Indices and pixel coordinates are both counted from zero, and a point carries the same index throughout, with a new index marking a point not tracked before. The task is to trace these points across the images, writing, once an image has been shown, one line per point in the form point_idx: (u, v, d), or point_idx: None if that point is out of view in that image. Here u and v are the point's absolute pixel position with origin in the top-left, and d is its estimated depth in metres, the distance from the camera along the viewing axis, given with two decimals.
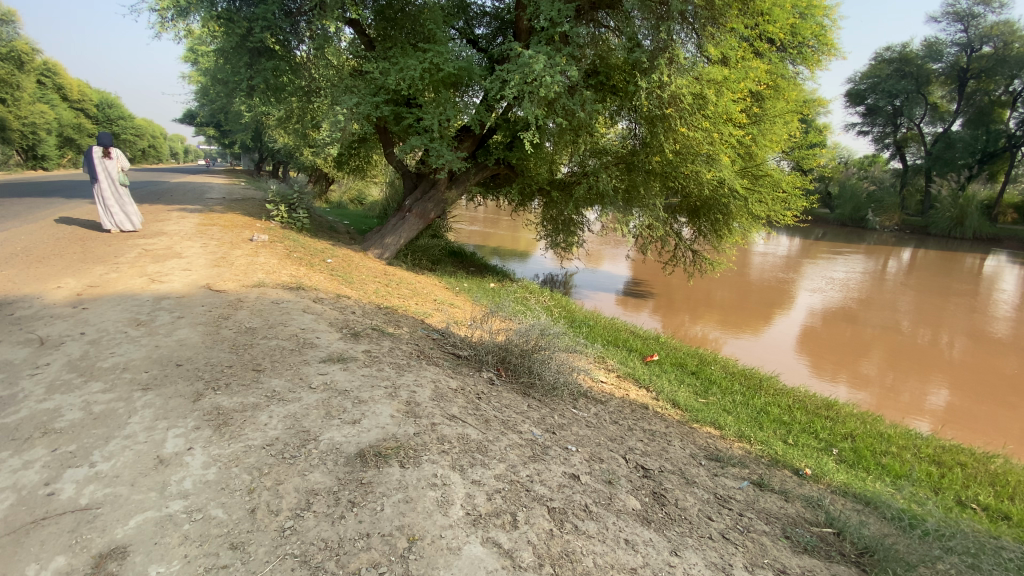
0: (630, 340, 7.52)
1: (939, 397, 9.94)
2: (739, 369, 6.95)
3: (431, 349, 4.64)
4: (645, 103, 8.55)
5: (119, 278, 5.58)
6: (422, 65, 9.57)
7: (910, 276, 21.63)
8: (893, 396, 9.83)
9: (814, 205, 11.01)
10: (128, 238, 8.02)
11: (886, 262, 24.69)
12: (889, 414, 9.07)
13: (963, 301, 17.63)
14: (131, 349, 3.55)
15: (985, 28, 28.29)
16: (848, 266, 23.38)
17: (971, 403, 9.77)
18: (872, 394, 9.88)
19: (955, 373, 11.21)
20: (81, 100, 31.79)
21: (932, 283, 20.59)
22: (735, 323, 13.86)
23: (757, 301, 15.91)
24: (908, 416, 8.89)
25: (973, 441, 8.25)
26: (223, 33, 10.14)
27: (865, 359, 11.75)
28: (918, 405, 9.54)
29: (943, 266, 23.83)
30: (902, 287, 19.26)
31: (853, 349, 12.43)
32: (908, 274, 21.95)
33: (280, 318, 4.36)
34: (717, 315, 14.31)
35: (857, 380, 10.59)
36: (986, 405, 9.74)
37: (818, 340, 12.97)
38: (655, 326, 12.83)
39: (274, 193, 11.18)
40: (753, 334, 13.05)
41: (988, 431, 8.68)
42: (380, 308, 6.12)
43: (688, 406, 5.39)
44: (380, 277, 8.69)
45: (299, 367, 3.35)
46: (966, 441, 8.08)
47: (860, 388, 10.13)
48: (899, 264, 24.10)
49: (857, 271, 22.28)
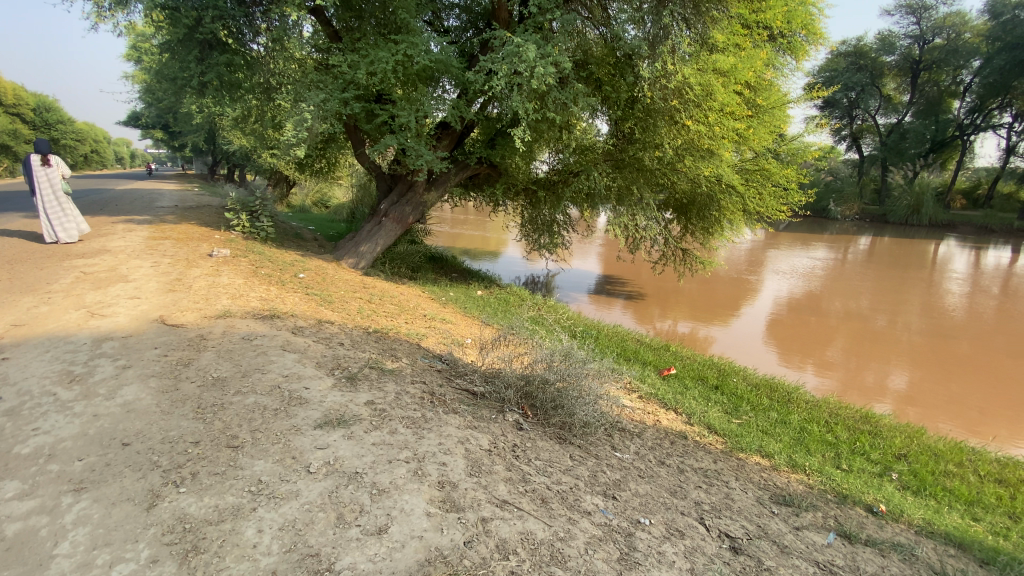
0: (641, 352, 6.91)
1: (901, 378, 9.89)
2: (761, 380, 6.46)
3: (441, 388, 3.87)
4: (647, 95, 8.03)
5: (51, 313, 4.59)
6: (395, 57, 8.70)
7: (869, 263, 21.97)
8: (856, 380, 9.70)
9: (811, 201, 10.56)
10: (64, 258, 6.91)
11: (846, 250, 25.25)
12: (855, 397, 8.91)
13: (922, 285, 18.03)
14: (59, 423, 2.67)
15: (937, 19, 29.22)
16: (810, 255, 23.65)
17: (930, 383, 9.71)
18: (836, 380, 9.71)
19: (915, 354, 11.19)
20: (16, 104, 29.27)
21: (891, 269, 20.91)
22: (705, 315, 13.62)
23: (725, 293, 15.76)
24: (871, 400, 8.72)
25: (935, 423, 8.09)
26: (168, 25, 9.19)
27: (829, 346, 11.65)
28: (882, 387, 9.45)
29: (898, 253, 24.44)
30: (862, 275, 19.47)
31: (819, 336, 12.31)
32: (867, 261, 22.38)
33: (256, 362, 3.51)
34: (687, 309, 14.02)
35: (823, 365, 10.46)
36: (948, 383, 9.72)
37: (784, 327, 12.85)
38: (628, 322, 12.39)
39: (233, 200, 10.13)
40: (721, 324, 12.89)
41: (949, 410, 8.56)
42: (369, 333, 5.31)
43: (726, 431, 4.84)
44: (359, 291, 7.83)
45: (288, 439, 2.54)
46: (928, 424, 7.92)
47: (827, 373, 9.99)
48: (857, 252, 24.67)
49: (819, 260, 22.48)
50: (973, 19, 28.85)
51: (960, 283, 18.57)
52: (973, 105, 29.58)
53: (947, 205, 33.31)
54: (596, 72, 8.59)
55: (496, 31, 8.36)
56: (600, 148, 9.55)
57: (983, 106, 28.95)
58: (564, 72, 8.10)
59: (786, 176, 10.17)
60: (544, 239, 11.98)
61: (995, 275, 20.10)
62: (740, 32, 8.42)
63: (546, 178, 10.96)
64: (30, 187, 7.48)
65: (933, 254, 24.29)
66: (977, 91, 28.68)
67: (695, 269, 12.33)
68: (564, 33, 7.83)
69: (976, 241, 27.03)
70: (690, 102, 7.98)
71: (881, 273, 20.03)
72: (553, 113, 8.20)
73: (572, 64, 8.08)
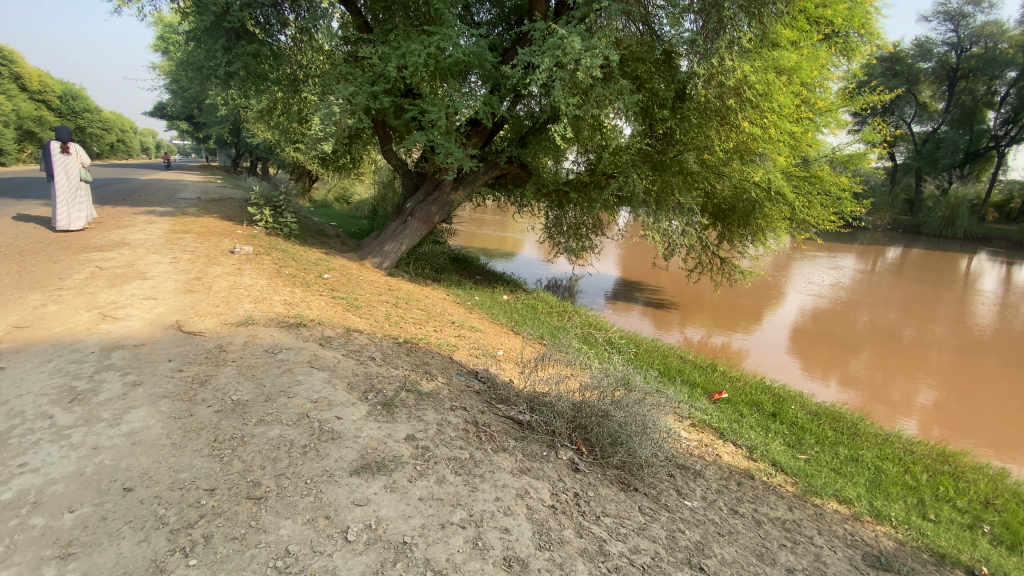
0: (686, 371, 6.39)
1: (930, 394, 9.28)
2: (820, 408, 5.91)
3: (485, 416, 3.42)
4: (702, 93, 7.47)
5: (61, 314, 4.27)
6: (426, 49, 8.27)
7: (898, 275, 21.08)
8: (882, 396, 9.12)
9: (864, 210, 9.89)
10: (82, 251, 6.64)
11: (872, 260, 24.33)
12: (878, 412, 8.38)
13: (951, 299, 17.26)
14: (52, 458, 2.30)
15: (976, 27, 27.87)
16: (836, 265, 22.78)
17: (963, 401, 9.07)
18: (861, 393, 9.14)
19: (945, 370, 10.52)
20: (42, 91, 29.53)
21: (921, 282, 20.01)
22: (726, 322, 13.05)
23: (747, 300, 15.14)
24: (897, 416, 8.15)
25: (965, 442, 7.51)
26: (195, 13, 8.93)
27: (854, 358, 11.04)
28: (907, 403, 8.87)
29: (928, 265, 23.47)
30: (891, 288, 18.60)
31: (844, 347, 11.68)
32: (894, 273, 21.51)
33: (281, 383, 3.10)
34: (708, 316, 13.45)
35: (844, 377, 9.93)
36: (974, 400, 9.14)
37: (808, 337, 12.25)
38: (646, 327, 11.89)
39: (256, 194, 9.82)
40: (742, 332, 12.33)
41: (980, 430, 7.95)
42: (400, 343, 4.89)
43: (795, 470, 4.35)
44: (385, 294, 7.44)
45: (320, 489, 2.12)
46: (959, 445, 7.33)
47: (848, 386, 9.46)
48: (884, 263, 23.78)
49: (846, 270, 21.64)
50: (1013, 27, 27.46)
51: (992, 298, 17.77)
52: (1006, 116, 28.44)
53: (983, 218, 32.10)
54: (636, 69, 8.10)
55: (535, 23, 7.96)
56: (635, 147, 9.05)
57: (1017, 118, 27.56)
58: (609, 67, 7.66)
59: (837, 184, 9.52)
60: (573, 243, 11.49)
61: None
62: (800, 27, 7.85)
63: (577, 178, 10.45)
64: (48, 174, 7.34)
65: (962, 267, 23.31)
66: (1013, 103, 27.42)
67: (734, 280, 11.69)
68: (609, 25, 7.37)
69: (1013, 255, 25.96)
70: (748, 102, 7.44)
71: (910, 285, 19.19)
72: (596, 109, 7.70)
73: (617, 57, 7.57)
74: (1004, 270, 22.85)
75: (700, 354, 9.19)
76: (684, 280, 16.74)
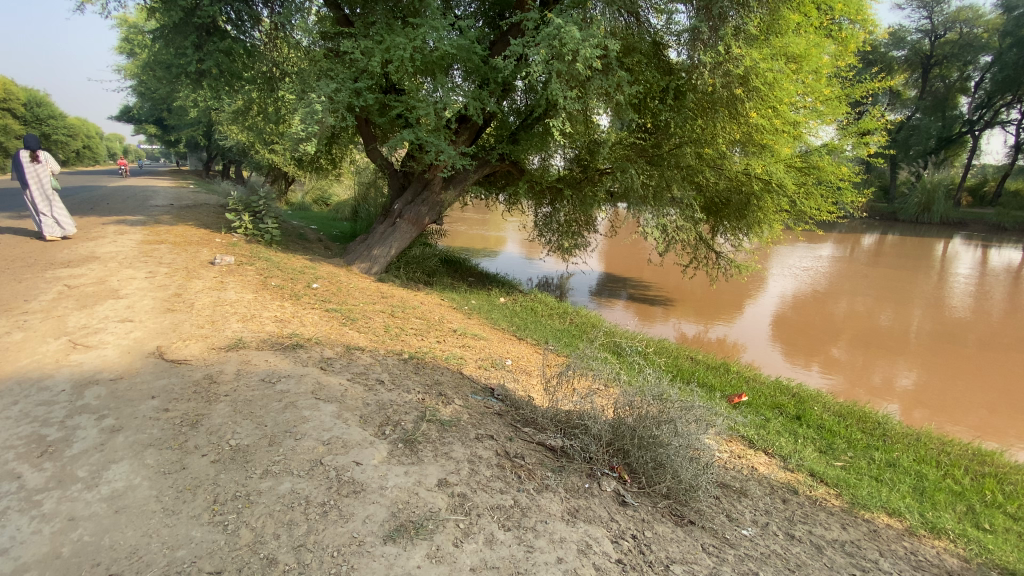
0: (702, 373, 6.11)
1: (908, 377, 9.29)
2: (843, 407, 5.70)
3: (517, 445, 3.08)
4: (707, 84, 7.22)
5: (25, 343, 3.77)
6: (413, 43, 7.85)
7: (875, 261, 21.32)
8: (863, 380, 9.09)
9: (867, 200, 9.71)
10: (48, 268, 6.08)
11: (850, 247, 24.63)
12: (860, 397, 8.33)
13: (927, 283, 17.54)
14: (19, 537, 1.90)
15: (950, 14, 28.35)
16: (816, 253, 22.94)
17: (941, 382, 9.09)
18: (842, 379, 9.10)
19: (924, 353, 10.56)
20: (5, 97, 28.17)
21: (899, 267, 20.24)
22: (709, 312, 12.95)
23: (730, 289, 15.07)
24: (878, 400, 8.12)
25: (945, 423, 7.48)
26: (162, 9, 8.35)
27: (834, 344, 11.02)
28: (888, 387, 8.85)
29: (903, 251, 23.83)
30: (869, 274, 18.76)
31: (825, 333, 11.66)
32: (872, 259, 21.74)
33: (285, 421, 2.68)
34: (692, 306, 13.32)
35: (828, 364, 9.83)
36: (954, 382, 9.15)
37: (790, 325, 12.20)
38: (630, 320, 11.70)
39: (234, 199, 9.28)
40: (725, 322, 12.24)
41: (958, 411, 7.95)
42: (408, 361, 4.50)
43: (836, 481, 4.13)
44: (379, 302, 7.02)
45: (351, 567, 1.77)
46: (940, 428, 7.29)
47: (830, 373, 9.38)
48: (860, 250, 24.06)
49: (825, 258, 21.80)
50: (986, 13, 27.92)
51: (968, 280, 18.14)
52: (980, 101, 29.03)
53: (957, 203, 32.77)
54: (636, 60, 7.76)
55: (527, 13, 7.59)
56: (630, 141, 8.77)
57: (990, 103, 28.32)
58: (608, 58, 7.29)
59: (839, 174, 9.34)
60: (567, 240, 11.17)
61: (1002, 274, 19.50)
62: (805, 13, 7.62)
63: (571, 173, 10.09)
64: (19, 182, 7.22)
65: (936, 252, 23.77)
66: (988, 88, 27.98)
67: (731, 273, 11.50)
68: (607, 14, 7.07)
69: (987, 239, 26.58)
70: (754, 91, 7.20)
71: (888, 271, 19.37)
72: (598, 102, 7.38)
73: (618, 47, 7.23)
74: (976, 254, 23.34)
75: (689, 347, 9.01)
76: (669, 271, 16.61)
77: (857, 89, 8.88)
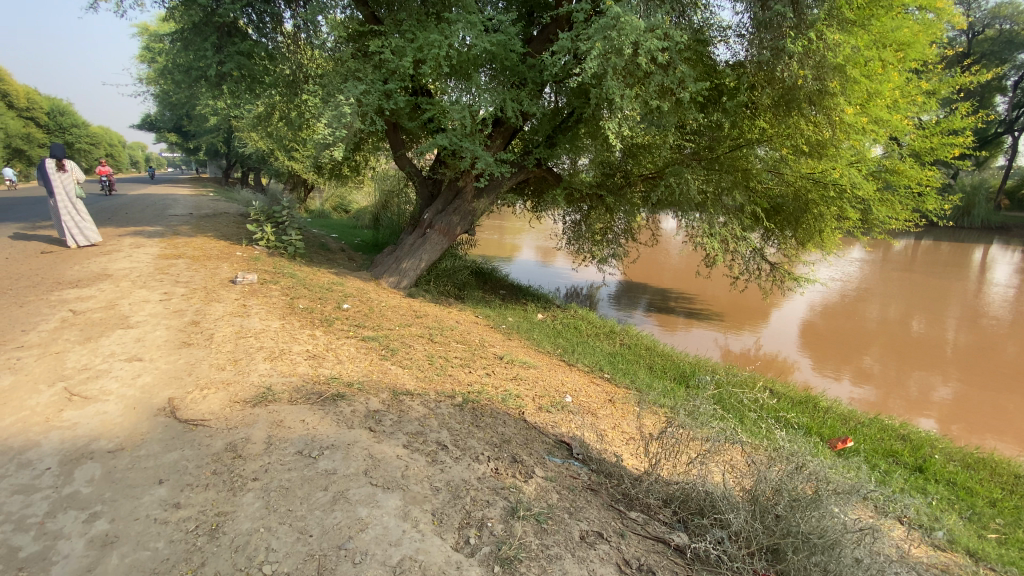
0: (789, 412, 5.27)
1: (946, 388, 8.37)
2: (964, 455, 4.82)
3: (633, 543, 2.33)
4: (794, 79, 6.44)
5: (11, 394, 3.11)
6: (448, 40, 7.13)
7: (911, 267, 20.01)
8: (897, 391, 8.23)
9: (954, 205, 8.71)
10: (54, 289, 5.49)
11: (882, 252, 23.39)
12: (892, 408, 7.49)
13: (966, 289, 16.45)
14: None
15: (989, 9, 26.73)
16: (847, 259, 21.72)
17: (985, 395, 8.15)
18: (873, 389, 8.24)
19: (965, 363, 9.58)
20: (30, 108, 28.39)
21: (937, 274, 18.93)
22: (737, 323, 12.11)
23: (757, 298, 14.19)
24: (912, 412, 7.27)
25: (990, 439, 6.59)
26: (179, 10, 7.79)
27: (866, 352, 10.11)
28: (924, 398, 7.96)
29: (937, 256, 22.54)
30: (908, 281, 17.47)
31: (856, 341, 10.76)
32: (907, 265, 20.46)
33: (336, 528, 1.97)
34: (720, 317, 12.49)
35: (859, 374, 8.94)
36: (999, 394, 8.19)
37: (818, 333, 11.32)
38: (654, 330, 10.95)
39: (256, 210, 8.73)
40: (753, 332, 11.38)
41: (1005, 426, 7.03)
42: (464, 408, 3.78)
43: (1002, 566, 3.29)
44: (415, 325, 6.32)
45: None
46: (987, 445, 6.40)
47: (861, 383, 8.52)
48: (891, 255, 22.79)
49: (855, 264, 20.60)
50: None
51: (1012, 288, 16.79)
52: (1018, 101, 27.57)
53: (997, 206, 31.22)
54: (698, 57, 7.00)
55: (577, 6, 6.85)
56: (681, 143, 8.00)
57: None
58: (669, 51, 6.60)
59: (921, 180, 8.39)
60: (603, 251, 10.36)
61: None
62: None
63: (611, 179, 9.14)
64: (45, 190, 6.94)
65: (973, 257, 22.51)
66: None
67: (782, 285, 10.57)
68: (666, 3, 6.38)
69: None
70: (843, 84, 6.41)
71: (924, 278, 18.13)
72: (655, 101, 6.64)
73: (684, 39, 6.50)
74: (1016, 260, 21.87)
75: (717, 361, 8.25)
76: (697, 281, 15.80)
77: (945, 84, 7.92)
